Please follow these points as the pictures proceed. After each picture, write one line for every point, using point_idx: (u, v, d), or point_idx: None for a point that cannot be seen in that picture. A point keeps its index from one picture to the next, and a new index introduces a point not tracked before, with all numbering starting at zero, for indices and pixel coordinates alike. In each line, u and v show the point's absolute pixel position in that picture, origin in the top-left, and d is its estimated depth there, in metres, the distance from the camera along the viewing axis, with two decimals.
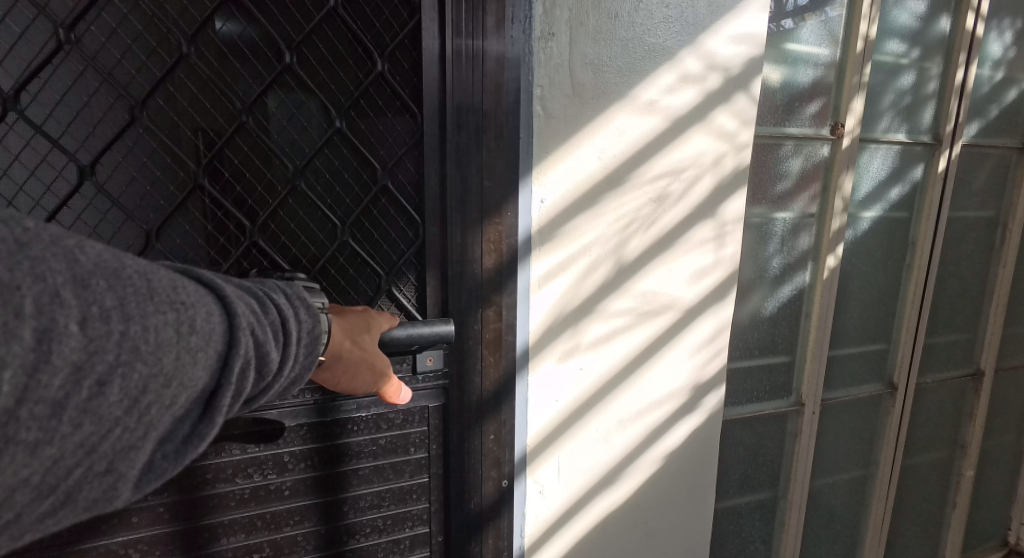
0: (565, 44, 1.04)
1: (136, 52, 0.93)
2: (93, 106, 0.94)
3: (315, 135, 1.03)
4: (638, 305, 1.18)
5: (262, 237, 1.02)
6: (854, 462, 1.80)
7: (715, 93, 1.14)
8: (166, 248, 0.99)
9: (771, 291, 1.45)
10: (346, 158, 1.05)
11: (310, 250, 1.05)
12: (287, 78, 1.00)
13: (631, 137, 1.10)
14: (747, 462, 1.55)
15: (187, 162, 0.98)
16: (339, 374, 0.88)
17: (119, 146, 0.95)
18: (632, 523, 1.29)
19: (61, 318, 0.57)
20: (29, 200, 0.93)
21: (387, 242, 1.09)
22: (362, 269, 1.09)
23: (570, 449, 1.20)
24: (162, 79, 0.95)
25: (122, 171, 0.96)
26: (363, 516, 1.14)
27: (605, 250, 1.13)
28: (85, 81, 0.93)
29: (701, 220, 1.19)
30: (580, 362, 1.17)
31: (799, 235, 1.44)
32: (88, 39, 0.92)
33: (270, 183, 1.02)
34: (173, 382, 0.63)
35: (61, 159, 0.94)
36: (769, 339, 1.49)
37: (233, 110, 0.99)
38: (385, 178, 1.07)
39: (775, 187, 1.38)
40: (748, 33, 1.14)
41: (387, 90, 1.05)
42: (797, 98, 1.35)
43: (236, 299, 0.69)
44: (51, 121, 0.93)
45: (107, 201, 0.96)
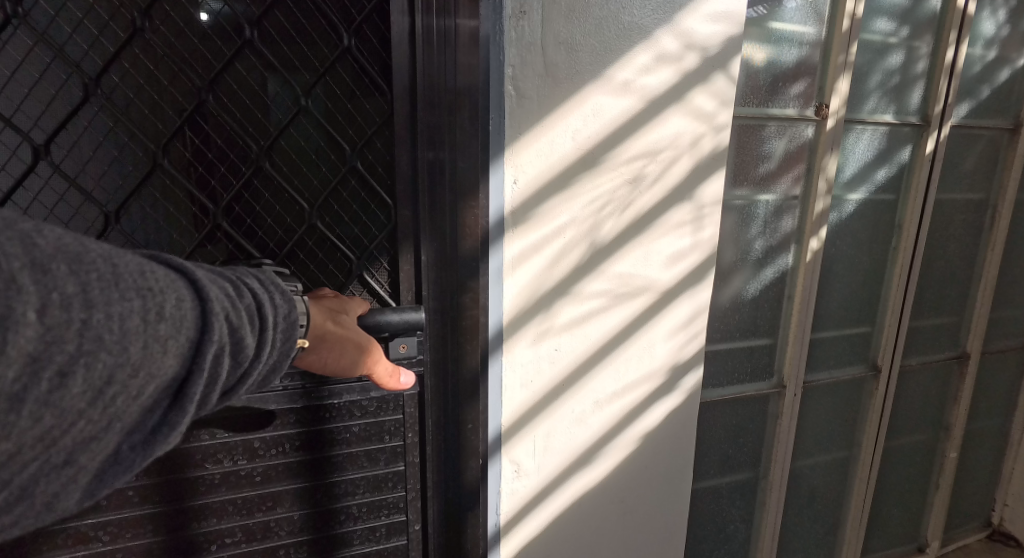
0: (537, 23, 1.02)
1: (87, 27, 0.94)
2: (46, 84, 0.94)
3: (280, 113, 1.04)
4: (613, 287, 1.17)
5: (226, 219, 1.03)
6: (836, 443, 1.80)
7: (692, 73, 1.12)
8: (127, 229, 1.01)
9: (754, 274, 1.44)
10: (312, 137, 1.06)
11: (277, 234, 1.06)
12: (251, 55, 1.00)
13: (606, 117, 1.08)
14: (728, 444, 1.55)
15: (145, 142, 0.99)
16: (325, 355, 0.87)
17: (75, 125, 0.97)
18: (608, 502, 1.29)
19: (19, 305, 0.59)
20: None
21: (359, 225, 1.10)
22: (332, 253, 1.10)
23: (545, 430, 1.20)
24: (118, 56, 0.96)
25: (79, 150, 0.97)
26: (338, 503, 1.14)
27: (580, 231, 1.12)
28: (36, 57, 0.93)
29: (678, 202, 1.17)
30: (554, 344, 1.16)
31: (781, 217, 1.43)
32: (38, 13, 0.92)
33: (233, 164, 1.03)
34: (140, 371, 0.64)
35: (14, 138, 0.95)
36: (751, 322, 1.48)
37: (196, 88, 0.99)
38: (354, 159, 1.07)
39: (758, 169, 1.36)
40: (725, 11, 1.11)
41: (355, 66, 1.05)
42: (781, 78, 1.33)
43: (209, 284, 0.70)
44: (3, 98, 0.93)
45: (64, 182, 0.97)
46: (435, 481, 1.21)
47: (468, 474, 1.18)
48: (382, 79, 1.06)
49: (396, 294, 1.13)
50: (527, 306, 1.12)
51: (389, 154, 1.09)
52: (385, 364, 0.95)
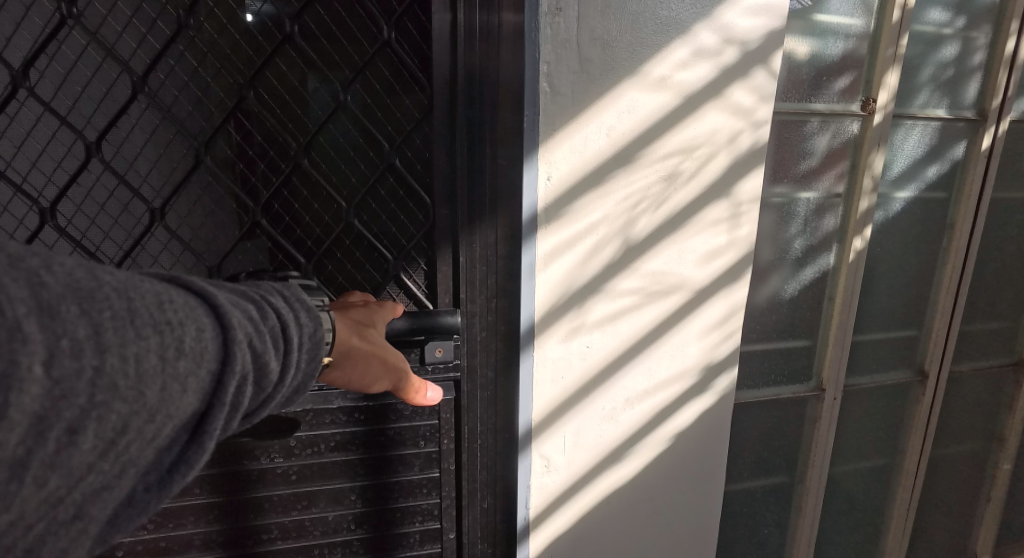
0: (572, 19, 1.00)
1: (136, 25, 0.97)
2: (97, 82, 0.98)
3: (319, 110, 1.05)
4: (645, 284, 1.16)
5: (265, 216, 1.06)
6: (878, 450, 1.75)
7: (731, 68, 1.09)
8: (172, 225, 1.05)
9: (793, 274, 1.41)
10: (350, 133, 1.06)
11: (314, 231, 1.08)
12: (291, 51, 1.02)
13: (641, 114, 1.06)
14: (762, 446, 1.52)
15: (189, 140, 1.02)
16: (349, 373, 0.82)
17: (123, 123, 1.00)
18: (639, 501, 1.27)
19: (24, 358, 0.50)
20: (42, 177, 1.00)
21: (397, 224, 1.11)
22: (369, 252, 1.11)
23: (575, 426, 1.19)
24: (164, 53, 0.98)
25: (128, 146, 1.01)
26: (372, 506, 1.17)
27: (613, 228, 1.11)
28: (89, 56, 0.97)
29: (714, 199, 1.15)
30: (585, 341, 1.15)
31: (823, 216, 1.39)
32: (90, 13, 0.95)
33: (273, 161, 1.05)
34: (158, 415, 0.56)
35: (69, 135, 0.99)
36: (789, 322, 1.45)
37: (238, 85, 1.01)
38: (392, 156, 1.08)
39: (799, 166, 1.32)
40: (767, 5, 1.08)
41: (394, 60, 1.05)
42: (825, 72, 1.29)
43: (230, 307, 0.61)
44: (59, 97, 0.98)
45: (114, 178, 1.02)
46: (472, 493, 1.19)
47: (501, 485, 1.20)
48: (422, 77, 1.06)
49: (434, 296, 1.13)
50: (556, 303, 1.11)
51: (428, 151, 1.08)
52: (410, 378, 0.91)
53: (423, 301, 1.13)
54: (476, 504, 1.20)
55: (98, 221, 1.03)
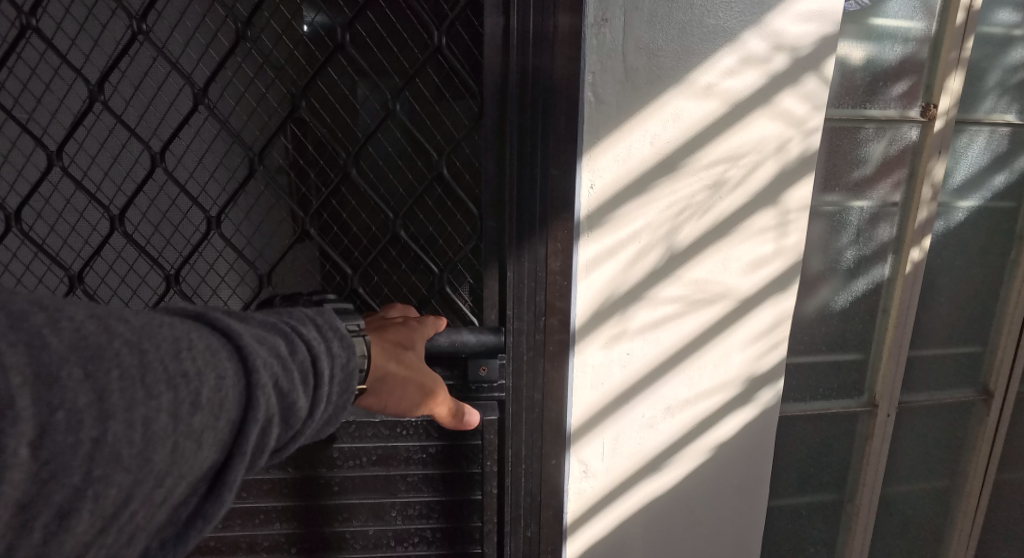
0: (618, 30, 1.00)
1: (199, 38, 1.02)
2: (163, 95, 1.05)
3: (367, 118, 1.07)
4: (688, 293, 1.12)
5: (314, 225, 1.10)
6: (937, 472, 1.68)
7: (780, 75, 1.05)
8: (228, 233, 1.10)
9: (844, 285, 1.36)
10: (399, 142, 1.08)
11: (361, 241, 1.11)
12: (342, 59, 1.04)
13: (687, 121, 1.04)
14: (808, 461, 1.48)
15: (245, 150, 1.07)
16: (385, 398, 0.82)
17: (186, 133, 1.06)
18: (679, 512, 1.23)
19: (12, 442, 0.50)
20: (112, 186, 1.07)
21: (444, 236, 1.12)
22: (416, 263, 1.12)
23: (614, 432, 1.16)
24: (224, 64, 1.03)
25: (190, 156, 1.07)
26: (412, 524, 1.17)
27: (656, 236, 1.08)
28: (156, 70, 1.03)
29: (761, 208, 1.11)
30: (626, 348, 1.12)
31: (877, 226, 1.34)
32: (159, 28, 1.02)
33: (323, 171, 1.08)
34: (167, 478, 0.57)
35: (137, 146, 1.06)
36: (840, 334, 1.40)
37: (292, 95, 1.05)
38: (441, 165, 1.09)
39: (853, 174, 1.28)
40: (820, 10, 1.04)
41: (445, 67, 1.06)
42: (882, 78, 1.25)
43: (256, 347, 0.62)
44: (129, 110, 1.05)
45: (175, 187, 1.08)
46: (515, 520, 1.17)
47: (548, 515, 1.18)
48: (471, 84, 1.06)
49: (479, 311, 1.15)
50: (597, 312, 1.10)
51: (478, 162, 1.08)
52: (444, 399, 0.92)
53: (467, 313, 1.15)
54: (520, 531, 1.18)
55: (160, 228, 1.10)
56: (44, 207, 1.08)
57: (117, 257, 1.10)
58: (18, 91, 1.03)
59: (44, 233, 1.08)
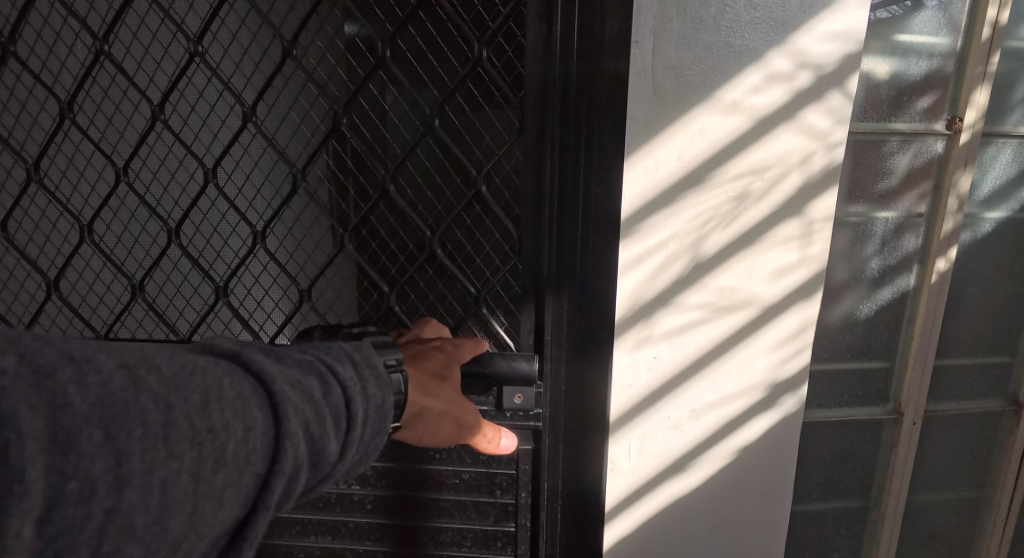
0: (648, 50, 1.04)
1: (249, 58, 1.15)
2: (215, 114, 1.17)
3: (407, 135, 1.16)
4: (714, 299, 1.14)
5: (352, 240, 1.20)
6: (965, 482, 1.68)
7: (806, 92, 1.06)
8: (271, 247, 1.22)
9: (869, 293, 1.39)
10: (435, 158, 1.17)
11: (399, 258, 1.21)
12: (384, 78, 1.14)
13: (713, 137, 1.06)
14: (832, 466, 1.51)
15: (288, 166, 1.18)
16: (420, 430, 0.91)
17: (235, 150, 1.19)
18: (704, 511, 1.25)
19: (20, 516, 0.55)
20: (171, 201, 1.22)
21: (481, 255, 1.20)
22: (452, 282, 1.21)
23: (639, 432, 1.18)
24: (272, 80, 1.15)
25: (238, 172, 1.19)
26: (442, 548, 1.27)
27: (683, 244, 1.10)
28: (210, 90, 1.17)
29: (786, 218, 1.11)
30: (653, 352, 1.15)
31: (903, 236, 1.36)
32: (212, 49, 1.15)
33: (363, 189, 1.18)
34: (185, 541, 0.62)
35: (193, 162, 1.19)
36: (865, 342, 1.43)
37: (335, 113, 1.16)
38: (479, 183, 1.16)
39: (878, 185, 1.32)
40: (844, 30, 1.04)
41: (486, 80, 1.13)
42: (908, 92, 1.28)
43: (290, 392, 0.69)
44: (186, 129, 1.18)
45: (226, 203, 1.20)
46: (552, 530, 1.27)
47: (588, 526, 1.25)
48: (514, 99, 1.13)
49: (516, 334, 1.22)
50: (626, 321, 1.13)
51: (517, 175, 1.16)
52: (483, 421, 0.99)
53: (500, 333, 1.23)
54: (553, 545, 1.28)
55: (212, 241, 1.23)
56: (112, 220, 1.23)
57: (174, 268, 1.25)
58: (93, 113, 1.19)
59: (112, 244, 1.24)
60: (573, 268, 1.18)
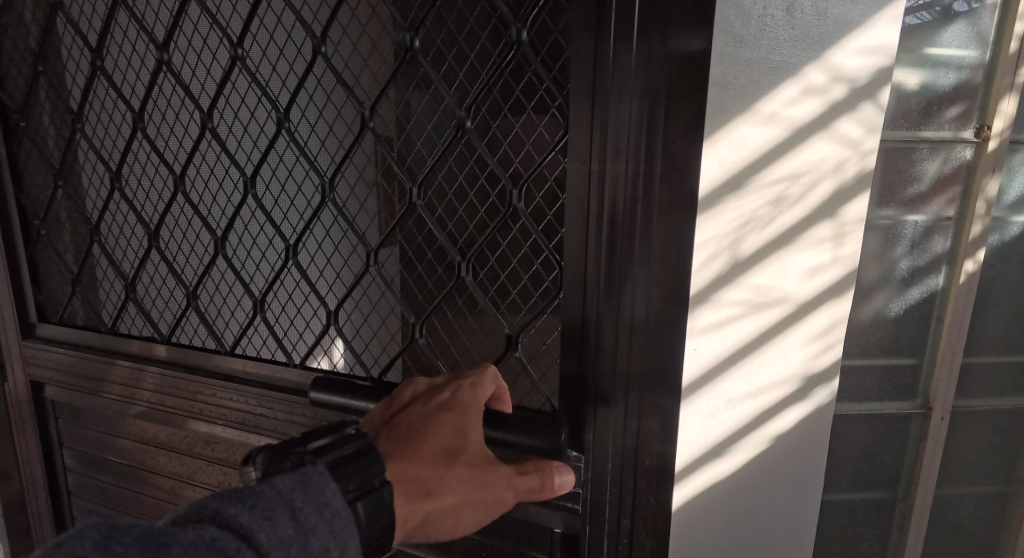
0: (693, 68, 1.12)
1: (281, 62, 1.39)
2: (254, 121, 1.43)
3: (439, 139, 1.32)
4: (750, 296, 1.18)
5: (382, 262, 1.40)
6: (993, 477, 1.73)
7: (840, 104, 1.13)
8: (304, 261, 1.46)
9: (898, 293, 1.48)
10: (461, 173, 1.32)
11: (427, 290, 1.39)
12: (418, 80, 1.32)
13: (751, 145, 1.12)
14: (862, 460, 1.59)
15: (316, 177, 1.41)
16: (440, 526, 0.99)
17: (271, 157, 1.43)
18: (740, 502, 1.27)
19: None
20: (218, 211, 1.49)
21: (518, 291, 1.33)
22: (484, 309, 1.36)
23: (675, 418, 1.22)
24: (303, 82, 1.38)
25: (275, 183, 1.44)
26: None
27: (722, 245, 1.16)
28: (250, 96, 1.42)
29: (820, 220, 1.17)
30: (693, 344, 1.20)
31: (932, 238, 1.46)
32: (253, 53, 1.40)
33: (395, 208, 1.37)
34: None
35: (235, 170, 1.46)
36: (894, 339, 1.52)
37: (363, 115, 1.36)
38: (516, 203, 1.29)
39: (908, 190, 1.42)
40: (878, 44, 1.11)
41: (527, 76, 1.25)
42: (936, 102, 1.39)
43: None
44: (230, 136, 1.45)
45: (263, 214, 1.46)
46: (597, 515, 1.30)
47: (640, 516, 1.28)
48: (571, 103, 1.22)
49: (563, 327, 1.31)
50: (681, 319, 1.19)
51: (561, 191, 1.26)
52: (523, 476, 1.05)
53: (537, 389, 1.35)
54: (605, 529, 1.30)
55: (252, 253, 1.49)
56: (173, 229, 1.54)
57: (222, 279, 1.52)
58: (159, 122, 1.50)
59: (174, 252, 1.55)
60: (627, 278, 1.21)
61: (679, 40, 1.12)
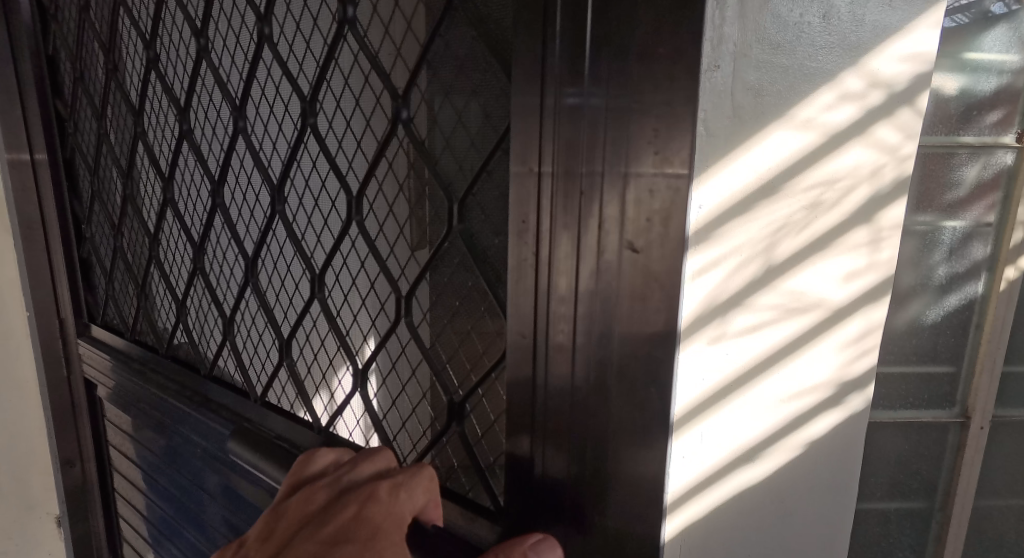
0: (729, 75, 1.08)
1: (240, 59, 1.67)
2: (222, 121, 1.74)
3: (379, 136, 1.49)
4: (785, 301, 1.17)
5: (322, 292, 1.68)
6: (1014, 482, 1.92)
7: (877, 109, 1.12)
8: (265, 269, 1.77)
9: (938, 298, 1.67)
10: (399, 181, 1.49)
11: (373, 317, 1.61)
12: (357, 69, 1.50)
13: (785, 152, 1.11)
14: (897, 462, 1.82)
15: (268, 179, 1.69)
16: None
17: (234, 155, 1.74)
18: (771, 506, 1.26)
19: None
20: (199, 220, 1.86)
21: (457, 318, 1.47)
22: (432, 351, 1.52)
23: (712, 423, 1.20)
24: (255, 82, 1.65)
25: (239, 188, 1.76)
26: None
27: (757, 250, 1.13)
28: (215, 96, 1.73)
29: (856, 225, 1.16)
30: (726, 349, 1.17)
31: (972, 243, 1.66)
32: (216, 45, 1.70)
33: (342, 226, 1.60)
34: None
35: (207, 170, 1.80)
36: (933, 346, 1.72)
37: (307, 111, 1.59)
38: (456, 225, 1.42)
39: (948, 196, 1.61)
40: (917, 50, 1.11)
41: (464, 62, 1.36)
42: (975, 106, 1.61)
43: None
44: (204, 140, 1.80)
45: (229, 220, 1.79)
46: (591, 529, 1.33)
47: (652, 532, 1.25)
48: (565, 101, 1.22)
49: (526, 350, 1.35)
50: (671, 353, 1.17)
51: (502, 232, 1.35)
52: None
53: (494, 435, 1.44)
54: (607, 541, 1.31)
55: (225, 263, 1.85)
56: (167, 233, 1.95)
57: (202, 287, 1.91)
58: (154, 125, 1.88)
59: (167, 257, 1.97)
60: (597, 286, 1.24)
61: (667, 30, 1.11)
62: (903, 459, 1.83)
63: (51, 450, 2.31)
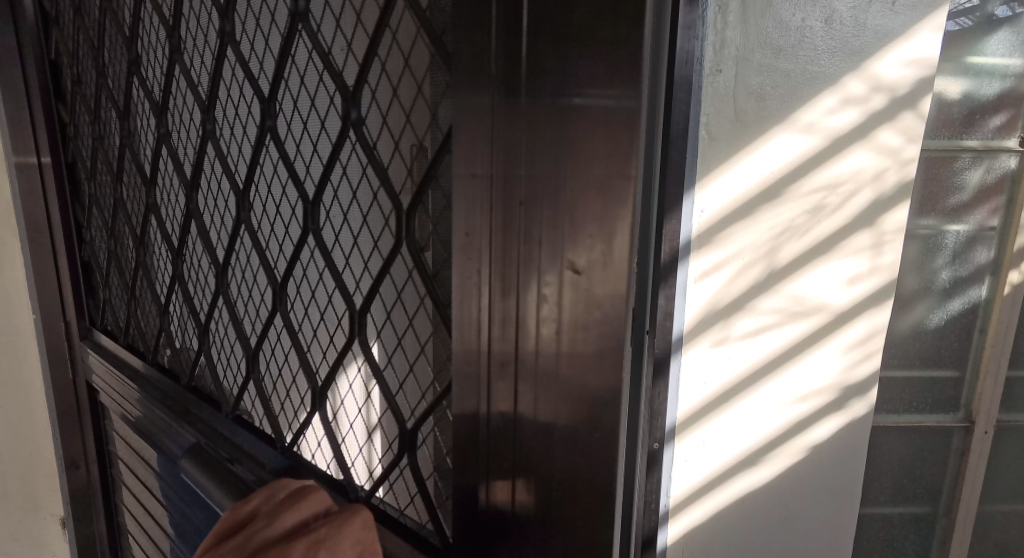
0: (731, 78, 1.07)
1: (147, 50, 1.47)
2: (138, 121, 1.55)
3: (261, 125, 1.18)
4: (787, 305, 1.17)
5: (229, 311, 1.37)
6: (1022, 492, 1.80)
7: (879, 113, 1.12)
8: (182, 281, 1.51)
9: (941, 304, 1.55)
10: (288, 178, 1.17)
11: (269, 348, 1.30)
12: (236, 42, 1.21)
13: (787, 156, 1.11)
14: (900, 470, 1.68)
15: (179, 185, 1.47)
16: None
17: (151, 154, 1.53)
18: (775, 509, 1.26)
19: None
20: (124, 232, 1.68)
21: (358, 356, 1.10)
22: (324, 394, 1.19)
23: (716, 426, 1.20)
24: (161, 72, 1.43)
25: (153, 195, 1.56)
26: None
27: (758, 254, 1.14)
28: (129, 90, 1.55)
29: (859, 229, 1.16)
30: (728, 353, 1.17)
31: (975, 248, 1.54)
32: (124, 27, 1.49)
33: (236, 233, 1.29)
34: None
35: (128, 176, 1.62)
36: (937, 351, 1.60)
37: (200, 96, 1.32)
38: (344, 242, 1.10)
39: (952, 198, 1.47)
40: (919, 55, 1.12)
41: (340, 24, 1.03)
42: (978, 111, 1.46)
43: None
44: (120, 137, 1.60)
45: (152, 230, 1.58)
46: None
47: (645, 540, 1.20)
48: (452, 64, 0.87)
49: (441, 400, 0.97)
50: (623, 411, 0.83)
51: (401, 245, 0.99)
52: None
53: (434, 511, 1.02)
54: None
55: (145, 283, 1.65)
56: (101, 246, 1.80)
57: (129, 308, 1.73)
58: (82, 127, 1.73)
59: (99, 270, 1.81)
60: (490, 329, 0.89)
61: (624, 12, 0.76)
62: (907, 465, 1.68)
63: (49, 456, 2.21)
